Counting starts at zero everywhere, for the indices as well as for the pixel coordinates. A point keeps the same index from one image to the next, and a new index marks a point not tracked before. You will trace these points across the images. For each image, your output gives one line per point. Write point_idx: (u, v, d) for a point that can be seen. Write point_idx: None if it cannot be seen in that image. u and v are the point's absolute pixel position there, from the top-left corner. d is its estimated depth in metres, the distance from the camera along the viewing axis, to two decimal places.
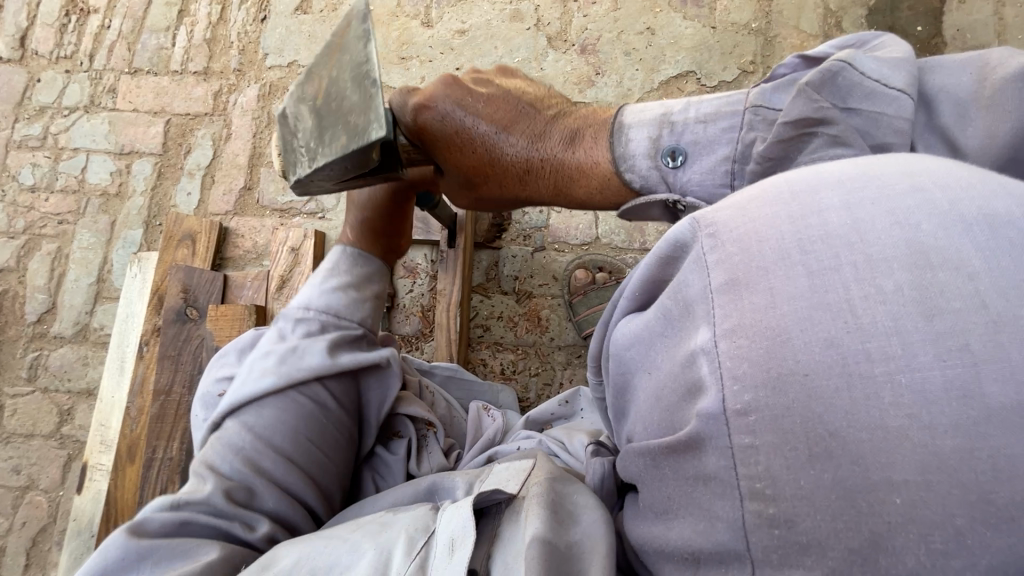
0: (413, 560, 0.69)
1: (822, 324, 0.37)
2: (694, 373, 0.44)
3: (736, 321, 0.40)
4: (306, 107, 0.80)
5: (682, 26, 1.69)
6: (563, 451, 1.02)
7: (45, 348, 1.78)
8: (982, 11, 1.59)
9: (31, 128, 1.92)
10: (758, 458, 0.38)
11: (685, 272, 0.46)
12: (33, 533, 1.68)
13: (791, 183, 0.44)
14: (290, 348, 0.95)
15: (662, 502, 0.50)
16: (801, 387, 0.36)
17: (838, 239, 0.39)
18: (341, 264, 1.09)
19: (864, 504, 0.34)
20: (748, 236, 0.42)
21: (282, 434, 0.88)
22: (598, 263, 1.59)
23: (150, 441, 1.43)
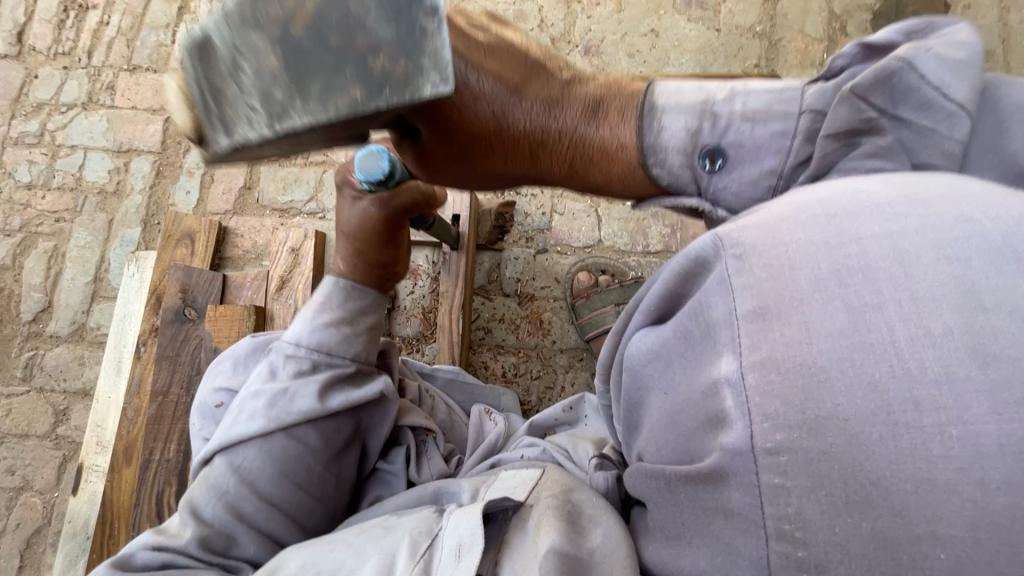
0: (417, 565, 0.69)
1: (864, 367, 0.36)
2: (717, 404, 0.44)
3: (766, 354, 0.41)
4: (271, 39, 0.54)
5: (686, 29, 1.68)
6: (569, 461, 1.01)
7: (41, 347, 1.76)
8: (987, 16, 1.59)
9: (28, 125, 1.90)
10: (788, 500, 0.39)
11: (707, 293, 0.48)
12: (27, 535, 1.66)
13: (825, 206, 0.45)
14: (280, 390, 0.92)
15: (675, 526, 0.53)
16: (840, 431, 0.37)
17: (877, 272, 0.39)
18: (334, 299, 1.02)
19: (905, 557, 0.34)
20: (780, 262, 0.43)
21: (271, 478, 0.88)
22: (600, 266, 1.59)
23: (147, 443, 1.41)
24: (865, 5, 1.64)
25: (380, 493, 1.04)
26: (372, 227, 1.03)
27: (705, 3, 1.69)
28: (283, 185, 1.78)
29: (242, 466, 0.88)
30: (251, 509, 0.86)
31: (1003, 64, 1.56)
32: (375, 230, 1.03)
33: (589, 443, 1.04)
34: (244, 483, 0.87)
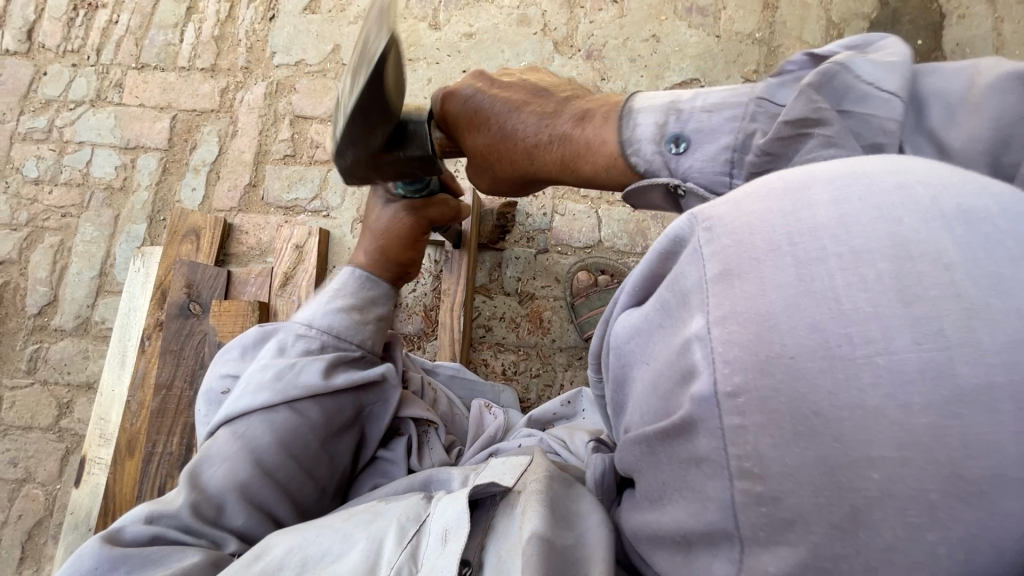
0: (405, 550, 0.71)
1: (808, 310, 0.36)
2: (688, 359, 0.43)
3: (728, 308, 0.40)
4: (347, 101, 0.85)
5: (687, 35, 1.71)
6: (564, 450, 1.04)
7: (45, 341, 1.78)
8: (981, 26, 1.62)
9: (36, 121, 1.92)
10: (747, 437, 0.38)
11: (684, 262, 0.45)
12: (28, 526, 1.67)
13: (784, 179, 0.42)
14: (288, 364, 0.96)
15: (656, 490, 0.52)
16: (786, 369, 0.36)
17: (826, 230, 0.37)
18: (348, 286, 1.09)
19: (845, 478, 0.35)
20: (741, 228, 0.41)
21: (272, 448, 0.89)
22: (600, 266, 1.60)
23: (151, 435, 1.43)
24: (863, 14, 1.67)
25: (377, 481, 1.05)
26: (401, 231, 1.15)
27: (705, 10, 1.72)
28: (288, 183, 1.80)
29: (246, 437, 0.89)
30: (251, 478, 0.86)
31: None
32: (403, 235, 1.15)
33: (585, 434, 1.07)
34: (246, 450, 0.88)
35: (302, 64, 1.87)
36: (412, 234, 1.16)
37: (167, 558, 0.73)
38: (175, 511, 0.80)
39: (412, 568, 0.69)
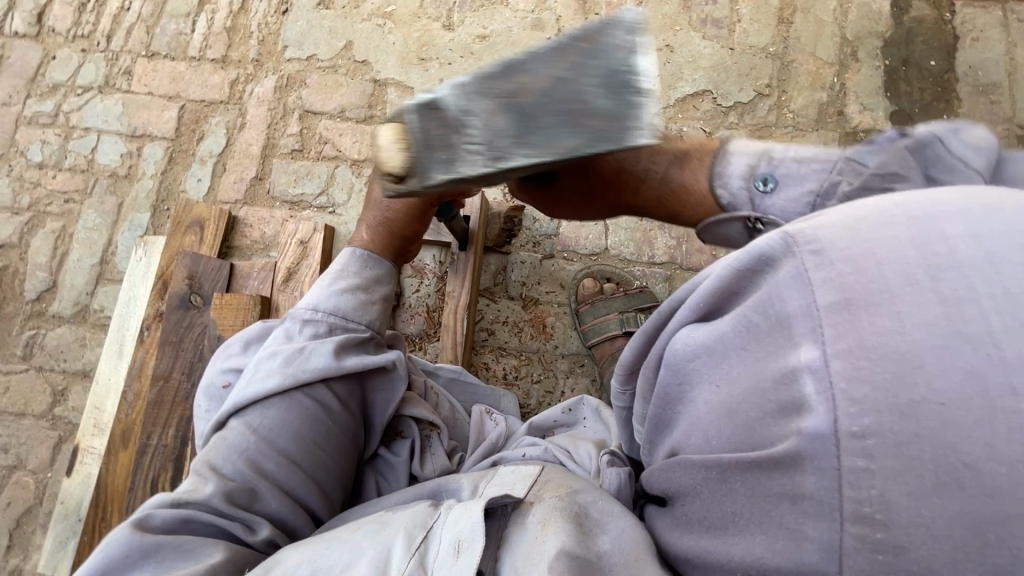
0: (412, 558, 0.70)
1: (961, 355, 0.40)
2: (794, 391, 0.47)
3: (853, 343, 0.44)
4: (494, 101, 0.71)
5: (701, 46, 1.71)
6: (571, 460, 1.05)
7: (42, 327, 1.76)
8: (994, 50, 1.62)
9: (43, 105, 1.90)
10: (874, 482, 0.42)
11: (780, 286, 0.50)
12: (17, 514, 1.65)
13: (909, 209, 0.48)
14: (297, 349, 0.95)
15: (721, 518, 0.56)
16: (934, 415, 0.40)
17: (971, 267, 0.42)
18: (351, 266, 1.06)
19: (991, 535, 0.38)
20: (867, 255, 0.46)
21: (290, 437, 0.89)
22: (606, 273, 1.59)
23: (146, 426, 1.41)
24: (876, 33, 1.67)
25: (381, 482, 1.08)
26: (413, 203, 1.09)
27: (720, 22, 1.72)
28: (294, 177, 1.79)
29: (260, 426, 0.89)
30: (273, 468, 0.86)
31: (1008, 98, 1.59)
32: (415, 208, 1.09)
33: (590, 444, 1.09)
34: (263, 440, 0.88)
35: (314, 59, 1.86)
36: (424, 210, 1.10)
37: (199, 545, 0.75)
38: (205, 496, 0.80)
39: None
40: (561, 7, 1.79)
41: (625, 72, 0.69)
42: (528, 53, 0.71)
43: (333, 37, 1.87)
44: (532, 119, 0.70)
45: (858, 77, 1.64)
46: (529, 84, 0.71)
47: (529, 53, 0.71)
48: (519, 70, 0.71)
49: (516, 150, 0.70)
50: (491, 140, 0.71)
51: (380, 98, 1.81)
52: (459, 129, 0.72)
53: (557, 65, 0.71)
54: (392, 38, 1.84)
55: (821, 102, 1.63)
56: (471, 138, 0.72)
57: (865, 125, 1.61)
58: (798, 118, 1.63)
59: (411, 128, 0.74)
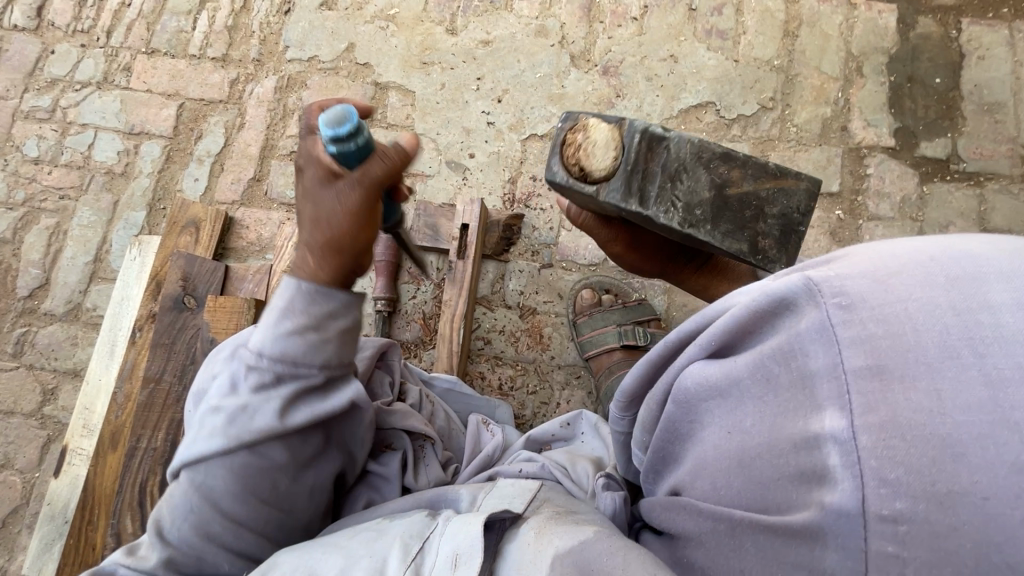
0: (408, 568, 0.69)
1: (1008, 447, 0.39)
2: (816, 459, 0.48)
3: (886, 417, 0.44)
4: (703, 176, 0.91)
5: (705, 57, 1.70)
6: (568, 479, 1.05)
7: (34, 324, 1.74)
8: (999, 69, 1.61)
9: (40, 100, 1.88)
10: (903, 568, 0.42)
11: (807, 342, 0.50)
12: (4, 514, 1.63)
13: (945, 269, 0.47)
14: (239, 406, 0.85)
15: (728, 571, 0.59)
16: (975, 509, 0.39)
17: (1015, 346, 0.41)
18: (297, 302, 0.86)
19: None
20: (901, 321, 0.46)
21: (238, 497, 0.85)
22: (604, 285, 1.58)
23: (136, 430, 1.39)
24: (882, 49, 1.66)
25: (371, 496, 1.05)
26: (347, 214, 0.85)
27: (725, 34, 1.71)
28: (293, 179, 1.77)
29: (209, 484, 0.84)
30: (218, 530, 0.85)
31: (1012, 117, 1.58)
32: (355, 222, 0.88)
33: (587, 463, 1.10)
34: (207, 500, 0.84)
35: (315, 60, 1.85)
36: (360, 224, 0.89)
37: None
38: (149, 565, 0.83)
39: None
40: (565, 13, 1.78)
41: (798, 220, 0.93)
42: (750, 159, 0.91)
43: (335, 38, 1.85)
44: (724, 210, 0.92)
45: (863, 92, 1.63)
46: (739, 181, 0.91)
47: (751, 159, 0.91)
48: (739, 167, 0.91)
49: (703, 223, 0.92)
50: (688, 205, 0.91)
51: (381, 102, 1.79)
52: (664, 177, 0.92)
53: (763, 182, 0.92)
54: (395, 41, 1.83)
55: (825, 118, 1.60)
56: (675, 194, 0.92)
57: (868, 141, 1.57)
58: (801, 133, 1.62)
59: (627, 145, 0.92)
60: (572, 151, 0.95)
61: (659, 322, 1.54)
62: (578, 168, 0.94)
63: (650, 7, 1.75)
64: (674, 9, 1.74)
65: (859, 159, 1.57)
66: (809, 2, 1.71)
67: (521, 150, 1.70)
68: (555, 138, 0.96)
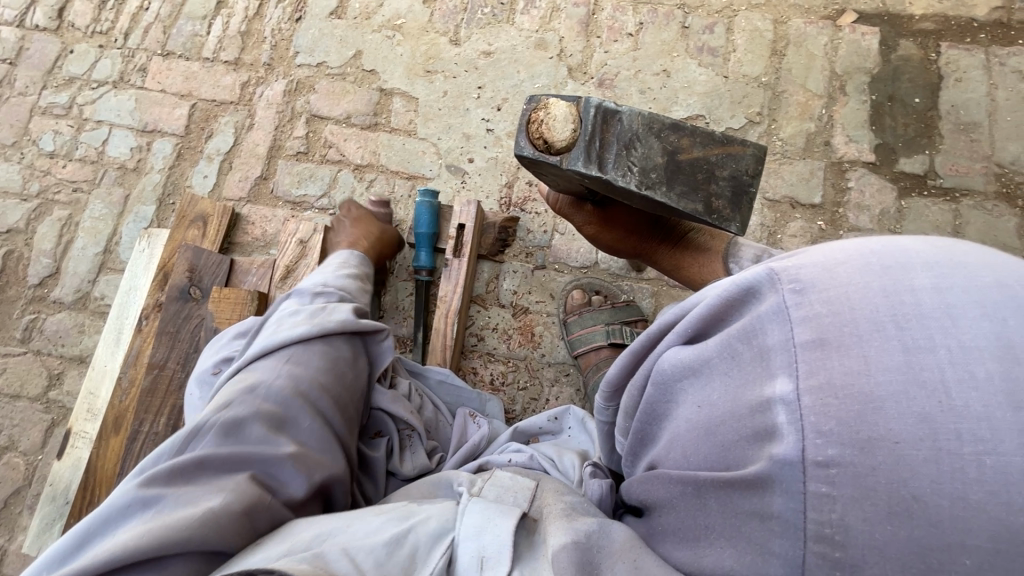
0: (444, 555, 0.75)
1: (917, 401, 0.46)
2: (767, 418, 0.54)
3: (822, 380, 0.50)
4: (655, 142, 0.98)
5: (696, 72, 1.78)
6: (555, 469, 1.11)
7: (43, 311, 1.80)
8: (976, 91, 1.69)
9: (58, 97, 1.95)
10: (834, 507, 0.48)
11: (765, 320, 0.57)
12: (6, 495, 1.68)
13: (881, 258, 0.54)
14: (318, 309, 1.12)
15: (694, 530, 0.64)
16: (889, 451, 0.46)
17: (930, 320, 0.48)
18: (352, 262, 1.36)
19: (935, 560, 0.44)
20: (839, 299, 0.53)
21: (316, 370, 1.01)
22: (594, 286, 1.64)
23: (139, 413, 1.45)
24: (865, 69, 1.73)
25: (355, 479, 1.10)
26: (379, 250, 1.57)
27: (716, 51, 1.79)
28: (298, 179, 1.84)
29: (291, 361, 1.00)
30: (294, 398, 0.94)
31: (987, 136, 1.65)
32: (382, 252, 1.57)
33: (573, 455, 1.16)
34: (292, 370, 0.98)
35: (323, 66, 1.92)
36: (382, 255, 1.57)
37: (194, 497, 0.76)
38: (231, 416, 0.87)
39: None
40: (564, 28, 1.86)
41: (749, 183, 1.01)
42: (699, 127, 0.98)
43: (343, 46, 1.93)
44: (676, 174, 1.00)
45: (845, 110, 1.71)
46: (689, 148, 0.99)
47: (699, 128, 0.99)
48: (688, 135, 0.98)
49: (659, 186, 0.99)
50: (643, 169, 0.99)
51: (386, 107, 1.87)
52: (619, 146, 0.99)
53: (712, 149, 0.99)
54: (400, 50, 1.91)
55: (809, 132, 1.70)
56: (631, 160, 0.99)
57: (851, 156, 1.67)
58: (785, 147, 1.69)
59: (584, 118, 0.98)
60: (535, 127, 1.01)
61: (645, 323, 1.61)
62: (542, 142, 1.00)
63: (645, 25, 1.83)
64: (668, 27, 1.82)
65: (842, 172, 1.66)
66: (796, 23, 1.79)
67: None
68: (521, 117, 1.02)
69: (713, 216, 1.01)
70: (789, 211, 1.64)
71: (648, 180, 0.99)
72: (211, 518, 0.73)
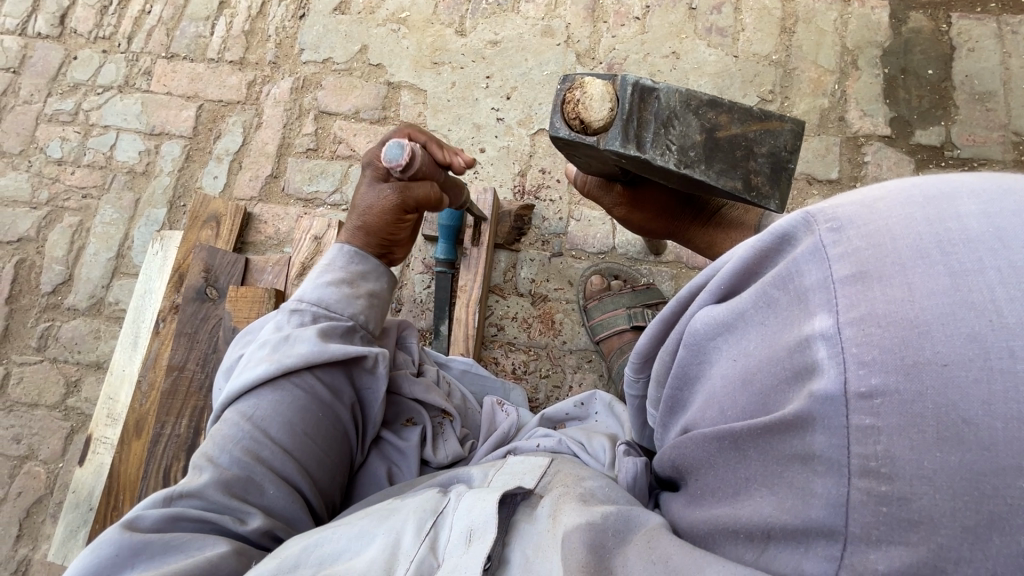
0: (424, 541, 0.69)
1: (965, 321, 0.39)
2: (806, 356, 0.47)
3: (864, 311, 0.43)
4: (696, 121, 0.98)
5: (706, 53, 1.76)
6: (584, 452, 1.05)
7: (57, 319, 1.79)
8: (990, 60, 1.67)
9: (64, 104, 1.94)
10: (879, 439, 0.41)
11: (799, 261, 0.49)
12: (28, 504, 1.67)
13: (922, 188, 0.46)
14: (282, 337, 0.96)
15: (733, 484, 0.56)
16: (935, 376, 0.39)
17: (978, 242, 0.41)
18: (337, 262, 1.08)
19: (988, 487, 0.37)
20: (876, 231, 0.45)
21: (284, 427, 0.89)
22: (614, 271, 1.63)
23: (161, 416, 1.43)
24: (876, 42, 1.72)
25: (391, 468, 1.08)
26: (385, 209, 1.10)
27: (725, 31, 1.77)
28: (309, 175, 1.83)
29: (255, 420, 0.89)
30: (268, 454, 0.86)
31: (1003, 105, 1.64)
32: (386, 213, 1.09)
33: (604, 437, 1.08)
34: (259, 429, 0.88)
35: (329, 62, 1.91)
36: (398, 217, 1.11)
37: (187, 547, 0.74)
38: (201, 483, 0.81)
39: (432, 561, 0.66)
40: (570, 14, 1.85)
41: (785, 157, 1.01)
42: (735, 104, 1.00)
43: (348, 40, 1.92)
44: (715, 151, 0.99)
45: (858, 84, 1.70)
46: (727, 125, 0.99)
47: (735, 105, 1.00)
48: (726, 111, 0.99)
49: (698, 164, 0.98)
50: (682, 147, 0.97)
51: (394, 101, 1.86)
52: (658, 124, 0.97)
53: (749, 126, 1.00)
54: (406, 43, 1.90)
55: (823, 108, 1.69)
56: (669, 139, 0.97)
57: (865, 131, 1.66)
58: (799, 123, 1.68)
59: (622, 96, 0.96)
60: (571, 108, 0.97)
61: None
62: (579, 122, 0.96)
63: (652, 8, 1.82)
64: (675, 9, 1.81)
65: (857, 147, 1.65)
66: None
67: (529, 144, 1.76)
68: (555, 98, 0.99)
69: (757, 194, 1.00)
70: (807, 187, 1.63)
71: (692, 160, 0.97)
72: (202, 562, 0.71)
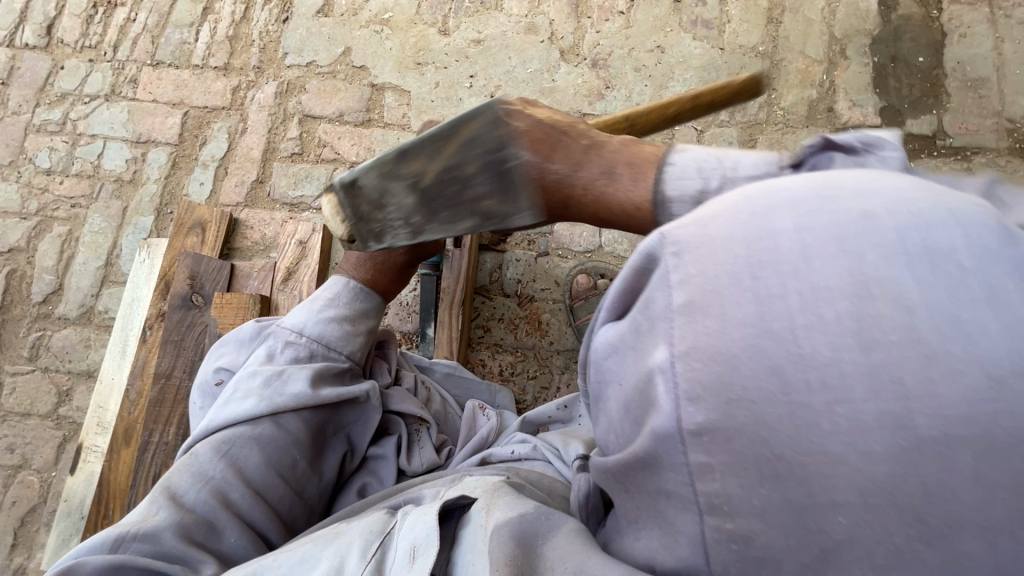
0: (369, 563, 0.67)
1: (767, 352, 0.40)
2: (651, 390, 0.46)
3: (690, 343, 0.43)
4: (399, 184, 0.84)
5: (691, 47, 1.74)
6: (557, 459, 1.02)
7: (48, 328, 1.79)
8: (982, 45, 1.64)
9: (52, 114, 1.95)
10: (714, 476, 0.42)
11: (651, 289, 0.48)
12: (22, 513, 1.68)
13: (749, 202, 0.46)
14: (275, 371, 0.96)
15: (630, 513, 0.53)
16: (750, 413, 0.40)
17: (784, 264, 0.42)
18: (341, 296, 1.07)
19: (811, 522, 0.39)
20: (707, 254, 0.45)
21: (260, 468, 0.89)
22: (600, 270, 1.60)
23: (148, 424, 1.43)
24: (865, 31, 1.69)
25: (366, 482, 1.07)
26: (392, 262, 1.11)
27: (710, 23, 1.75)
28: (294, 180, 1.83)
29: (233, 457, 0.88)
30: (237, 497, 0.86)
31: (997, 92, 1.60)
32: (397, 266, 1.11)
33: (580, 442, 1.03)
34: (233, 470, 0.87)
35: (313, 66, 1.90)
36: (404, 267, 1.13)
37: None
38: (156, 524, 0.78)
39: None
40: (553, 11, 1.83)
41: (497, 158, 0.72)
42: (418, 140, 0.81)
43: (332, 43, 1.91)
44: (433, 201, 0.82)
45: (847, 73, 1.66)
46: (425, 169, 0.81)
47: (422, 140, 0.80)
48: (414, 155, 0.81)
49: (426, 226, 0.85)
50: (404, 220, 0.86)
51: (378, 103, 1.85)
52: (376, 208, 0.88)
53: (446, 151, 0.78)
54: (389, 44, 1.88)
55: (811, 99, 1.66)
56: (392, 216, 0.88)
57: (855, 121, 1.63)
58: (787, 116, 1.65)
59: (342, 203, 0.92)
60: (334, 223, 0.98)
61: None
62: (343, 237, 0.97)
63: (636, 1, 1.79)
64: (659, 2, 1.78)
65: None
66: None
67: None
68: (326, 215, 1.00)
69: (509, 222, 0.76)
70: None
71: (419, 223, 0.85)
72: None
